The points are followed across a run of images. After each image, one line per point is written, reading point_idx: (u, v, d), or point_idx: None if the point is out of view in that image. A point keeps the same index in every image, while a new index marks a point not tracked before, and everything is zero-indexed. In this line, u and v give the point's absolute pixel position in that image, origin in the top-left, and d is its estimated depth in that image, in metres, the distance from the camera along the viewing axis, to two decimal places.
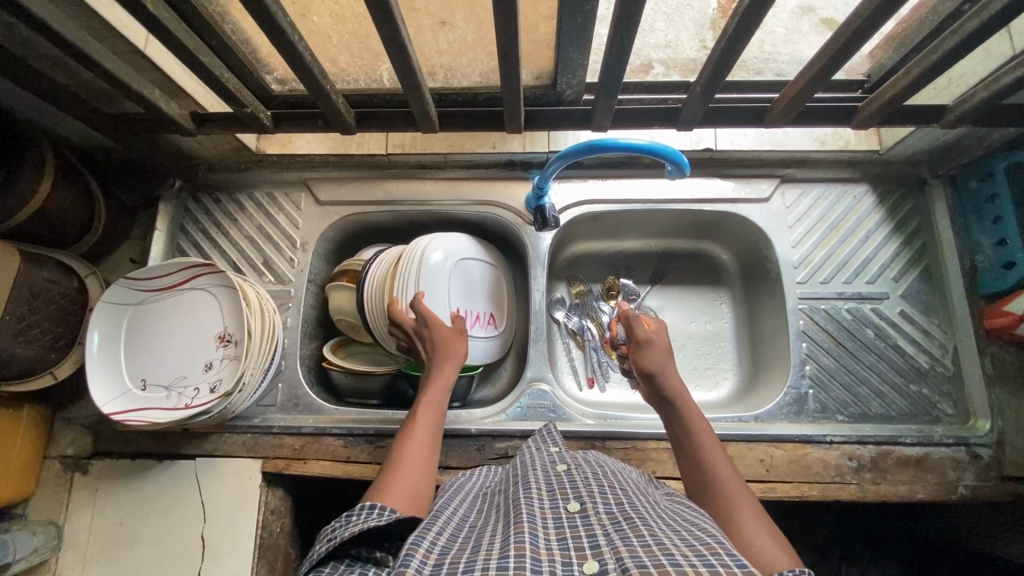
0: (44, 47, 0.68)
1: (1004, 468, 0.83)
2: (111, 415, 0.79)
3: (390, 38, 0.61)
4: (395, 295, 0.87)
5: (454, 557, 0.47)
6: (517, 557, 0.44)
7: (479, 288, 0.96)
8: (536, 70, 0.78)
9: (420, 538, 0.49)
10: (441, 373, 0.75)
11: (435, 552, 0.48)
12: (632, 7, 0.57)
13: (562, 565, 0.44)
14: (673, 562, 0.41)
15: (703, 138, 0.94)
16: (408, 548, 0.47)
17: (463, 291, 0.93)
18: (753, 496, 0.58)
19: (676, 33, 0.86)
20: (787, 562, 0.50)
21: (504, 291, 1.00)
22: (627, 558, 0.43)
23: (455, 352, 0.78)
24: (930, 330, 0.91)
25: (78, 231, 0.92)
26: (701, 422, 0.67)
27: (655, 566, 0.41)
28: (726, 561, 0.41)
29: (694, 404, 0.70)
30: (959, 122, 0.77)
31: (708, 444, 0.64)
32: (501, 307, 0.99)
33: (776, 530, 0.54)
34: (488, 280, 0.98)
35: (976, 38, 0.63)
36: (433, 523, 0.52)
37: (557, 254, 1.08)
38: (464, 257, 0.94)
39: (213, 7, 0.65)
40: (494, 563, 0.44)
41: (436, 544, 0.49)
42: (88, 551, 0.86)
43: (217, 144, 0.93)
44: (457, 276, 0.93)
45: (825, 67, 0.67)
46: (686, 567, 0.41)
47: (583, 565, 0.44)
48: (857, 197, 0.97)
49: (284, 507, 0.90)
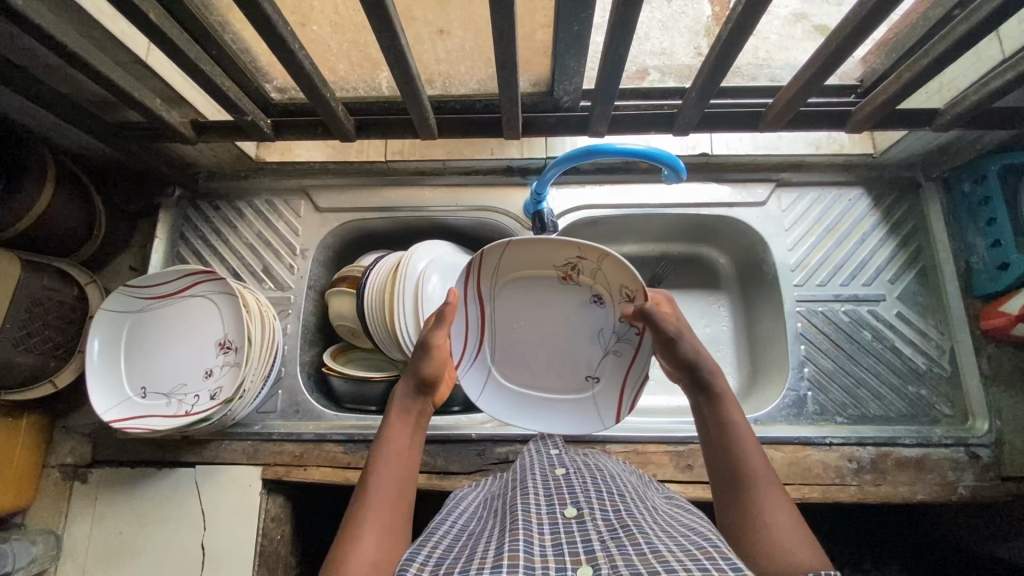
0: (47, 58, 0.69)
1: (1003, 468, 0.84)
2: (113, 423, 0.79)
3: (390, 46, 0.62)
4: (398, 284, 0.86)
5: (449, 567, 0.47)
6: (511, 565, 0.44)
7: (535, 339, 0.77)
8: (534, 78, 0.79)
9: (414, 553, 0.49)
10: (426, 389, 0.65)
11: (429, 565, 0.48)
12: (629, 13, 0.58)
13: (555, 571, 0.44)
14: (668, 568, 0.42)
15: (699, 143, 0.96)
16: (403, 563, 0.48)
17: (554, 351, 0.77)
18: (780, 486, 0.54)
19: (670, 42, 0.84)
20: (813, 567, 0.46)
21: (488, 318, 0.77)
22: (623, 565, 0.43)
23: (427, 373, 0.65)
24: (928, 332, 0.92)
25: (79, 239, 0.92)
26: (734, 414, 0.60)
27: (648, 574, 0.41)
28: (721, 564, 0.42)
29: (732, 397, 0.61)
30: (952, 124, 0.78)
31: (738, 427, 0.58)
32: (476, 336, 0.76)
33: (807, 533, 0.50)
34: (538, 316, 0.77)
35: (966, 42, 0.64)
36: (428, 539, 0.52)
37: (498, 251, 0.73)
38: (563, 311, 0.76)
39: (214, 17, 0.66)
40: (488, 572, 0.44)
41: (430, 557, 0.49)
42: (87, 559, 0.86)
43: (217, 153, 0.94)
44: (564, 331, 0.77)
45: (817, 72, 0.69)
46: (681, 572, 0.41)
47: (577, 570, 0.44)
48: (852, 200, 0.97)
49: (284, 514, 0.90)
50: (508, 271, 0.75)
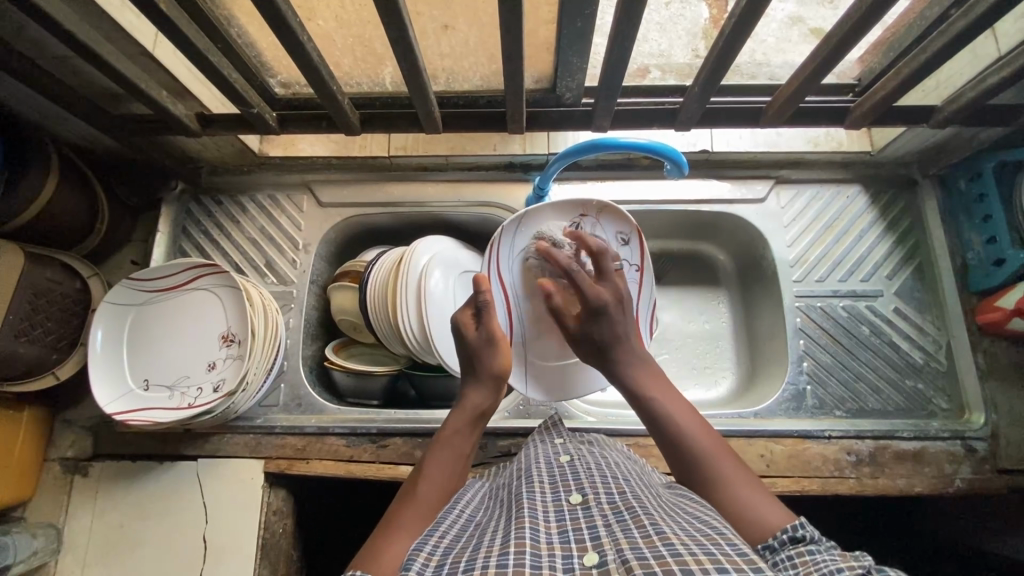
0: (54, 49, 0.70)
1: (999, 460, 0.85)
2: (115, 415, 0.79)
3: (398, 39, 0.63)
4: (404, 273, 0.87)
5: (456, 556, 0.47)
6: (517, 553, 0.44)
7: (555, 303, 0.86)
8: (537, 74, 0.80)
9: (421, 543, 0.50)
10: (495, 390, 0.69)
11: (436, 555, 0.48)
12: (633, 8, 0.59)
13: (562, 559, 0.44)
14: (673, 552, 0.42)
15: (700, 140, 0.97)
16: (410, 554, 0.48)
17: None
18: (730, 450, 0.59)
19: (668, 43, 0.85)
20: (785, 521, 0.51)
21: (510, 290, 0.84)
22: (628, 550, 0.43)
23: (496, 372, 0.69)
24: (925, 327, 0.93)
25: (81, 232, 0.92)
26: (678, 413, 0.62)
27: (654, 557, 0.42)
28: (726, 549, 0.43)
29: (669, 392, 0.64)
30: (948, 121, 0.79)
31: (674, 410, 0.62)
32: (506, 314, 0.84)
33: (771, 498, 0.54)
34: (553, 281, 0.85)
35: (964, 38, 0.65)
36: (435, 528, 0.53)
37: (514, 225, 0.82)
38: None
39: (220, 10, 0.66)
40: (495, 560, 0.44)
41: (438, 547, 0.50)
42: (88, 553, 0.86)
43: (220, 147, 0.94)
44: None
45: (816, 69, 0.70)
46: (687, 556, 0.42)
47: (583, 558, 0.44)
48: (850, 197, 0.99)
49: (286, 507, 0.90)
50: (518, 244, 0.83)
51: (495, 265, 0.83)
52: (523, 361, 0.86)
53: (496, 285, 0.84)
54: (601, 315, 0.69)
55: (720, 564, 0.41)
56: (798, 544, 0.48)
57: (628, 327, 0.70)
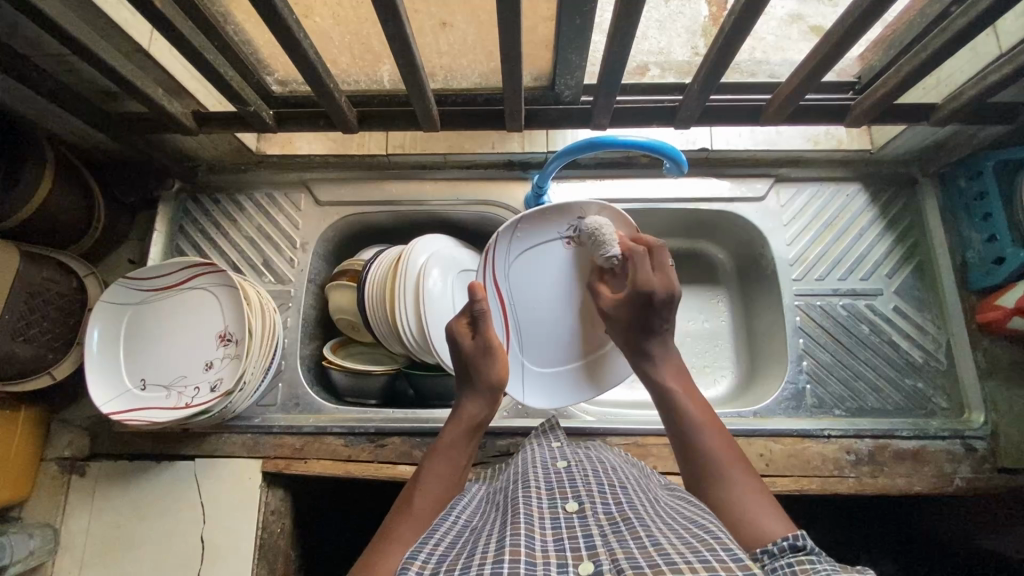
0: (49, 46, 0.69)
1: (998, 460, 0.85)
2: (112, 415, 0.79)
3: (395, 36, 0.62)
4: (404, 268, 0.87)
5: (451, 564, 0.47)
6: (512, 560, 0.44)
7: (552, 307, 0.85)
8: (536, 72, 0.80)
9: (416, 551, 0.49)
10: (491, 402, 0.69)
11: (431, 562, 0.48)
12: (632, 5, 0.59)
13: (557, 567, 0.44)
14: (668, 561, 0.42)
15: (699, 138, 0.96)
16: (404, 562, 0.48)
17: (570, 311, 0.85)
18: (741, 451, 0.60)
19: (667, 42, 0.83)
20: (782, 528, 0.51)
21: (506, 297, 0.83)
22: (623, 559, 0.43)
23: (493, 383, 0.70)
24: (924, 326, 0.93)
25: (77, 231, 0.92)
26: (697, 408, 0.64)
27: (650, 566, 0.42)
28: (722, 557, 0.43)
29: (690, 390, 0.67)
30: (949, 119, 0.79)
31: (691, 405, 0.64)
32: (502, 322, 0.84)
33: (771, 500, 0.54)
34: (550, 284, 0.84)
35: (964, 36, 0.65)
36: (432, 535, 0.52)
37: (510, 232, 0.80)
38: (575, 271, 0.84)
39: (215, 7, 0.66)
40: (490, 568, 0.43)
41: (433, 554, 0.49)
42: (86, 553, 0.85)
43: (218, 145, 0.94)
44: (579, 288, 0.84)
45: (816, 67, 0.69)
46: (683, 565, 0.41)
47: (578, 566, 0.44)
48: (850, 195, 0.99)
49: (284, 507, 0.90)
50: (513, 250, 0.82)
51: (490, 274, 0.82)
52: (521, 367, 0.86)
53: (490, 289, 0.83)
54: (648, 308, 0.70)
55: (716, 573, 0.40)
56: (799, 552, 0.47)
57: (670, 321, 0.71)
